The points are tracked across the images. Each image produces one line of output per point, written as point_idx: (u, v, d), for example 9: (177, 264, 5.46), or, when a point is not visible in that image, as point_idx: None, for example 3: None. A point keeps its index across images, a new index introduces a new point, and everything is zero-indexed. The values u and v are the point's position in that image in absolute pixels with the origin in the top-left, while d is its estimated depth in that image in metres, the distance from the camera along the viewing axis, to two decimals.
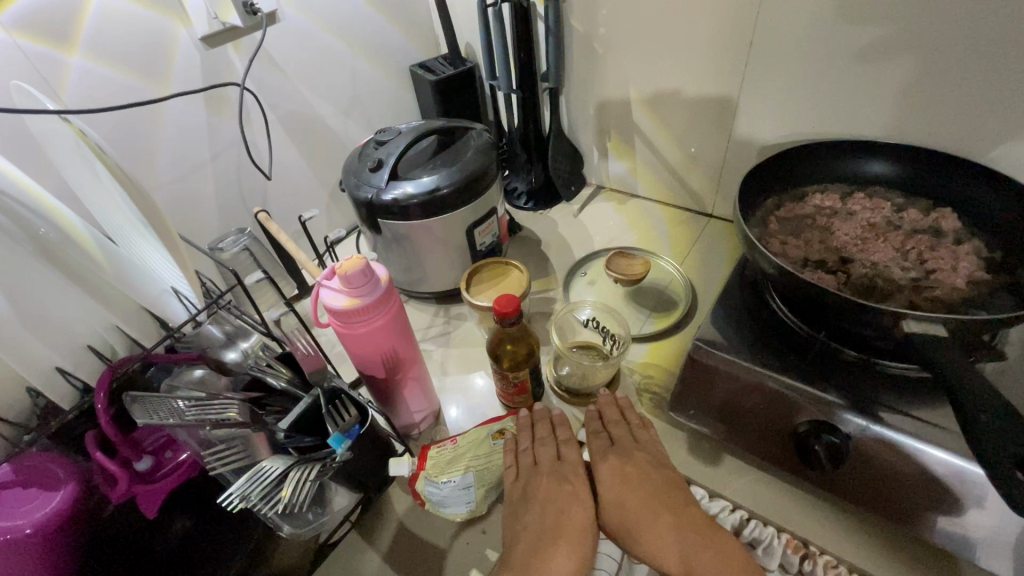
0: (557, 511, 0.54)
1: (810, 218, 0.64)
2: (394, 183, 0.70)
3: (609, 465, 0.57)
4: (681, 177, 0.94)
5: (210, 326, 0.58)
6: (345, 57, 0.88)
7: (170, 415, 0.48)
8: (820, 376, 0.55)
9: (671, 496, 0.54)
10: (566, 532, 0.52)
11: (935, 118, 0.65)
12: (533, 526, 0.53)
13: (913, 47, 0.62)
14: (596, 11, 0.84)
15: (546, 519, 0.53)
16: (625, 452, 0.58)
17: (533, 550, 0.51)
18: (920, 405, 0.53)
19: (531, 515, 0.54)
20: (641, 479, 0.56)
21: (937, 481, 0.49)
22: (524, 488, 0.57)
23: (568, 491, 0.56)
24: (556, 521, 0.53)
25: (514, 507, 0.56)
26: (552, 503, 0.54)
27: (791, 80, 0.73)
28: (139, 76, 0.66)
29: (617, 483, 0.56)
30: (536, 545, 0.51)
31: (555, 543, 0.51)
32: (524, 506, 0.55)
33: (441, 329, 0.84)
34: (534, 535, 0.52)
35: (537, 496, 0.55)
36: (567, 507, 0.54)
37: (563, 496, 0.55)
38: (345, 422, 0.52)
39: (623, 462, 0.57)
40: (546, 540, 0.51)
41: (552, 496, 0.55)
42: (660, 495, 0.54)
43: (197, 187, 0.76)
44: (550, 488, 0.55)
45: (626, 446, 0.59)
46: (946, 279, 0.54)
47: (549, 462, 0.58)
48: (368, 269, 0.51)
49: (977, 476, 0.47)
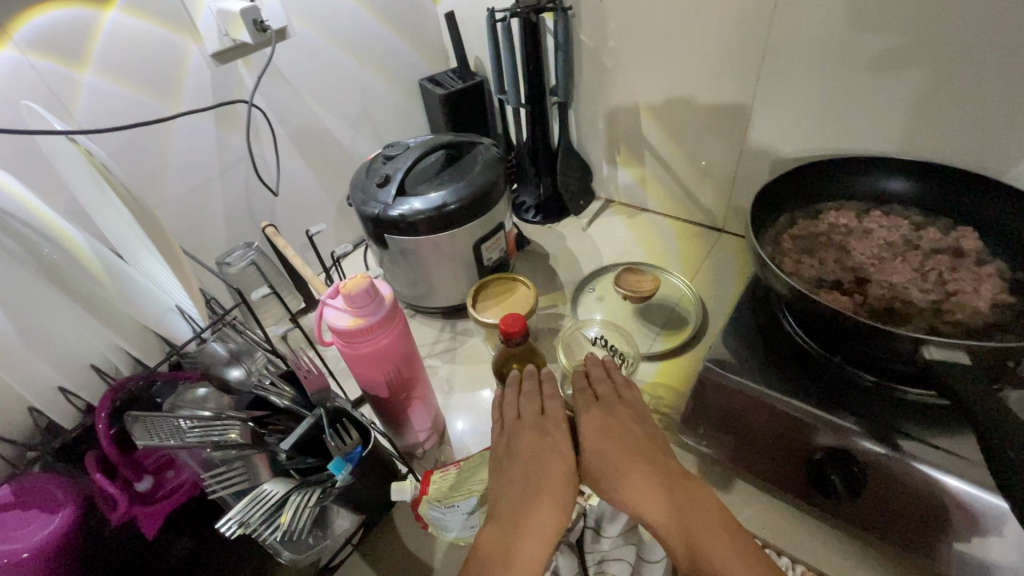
0: (540, 464, 0.52)
1: (824, 236, 0.63)
2: (401, 199, 0.70)
3: (592, 416, 0.57)
4: (691, 191, 0.93)
5: (215, 344, 0.57)
6: (354, 70, 0.88)
7: (171, 436, 0.47)
8: (836, 401, 0.53)
9: (649, 447, 0.54)
10: (548, 485, 0.51)
11: (954, 133, 0.64)
12: (516, 480, 0.51)
13: (931, 61, 0.61)
14: (606, 25, 0.83)
15: (530, 471, 0.52)
16: (608, 407, 0.58)
17: (515, 502, 0.49)
18: (942, 434, 0.50)
19: (514, 469, 0.52)
20: (623, 431, 0.55)
21: (946, 518, 0.48)
22: (507, 444, 0.55)
23: (549, 444, 0.54)
24: (537, 472, 0.52)
25: (496, 460, 0.55)
26: (535, 456, 0.53)
27: (805, 94, 0.72)
28: (151, 94, 0.66)
29: (598, 432, 0.55)
30: (517, 497, 0.50)
31: (537, 498, 0.50)
32: (507, 461, 0.54)
33: (447, 345, 0.83)
34: (516, 490, 0.50)
35: (521, 450, 0.54)
36: (548, 458, 0.53)
37: (546, 448, 0.54)
38: (347, 445, 0.51)
39: (607, 414, 0.57)
40: (529, 495, 0.50)
41: (536, 449, 0.54)
42: (642, 445, 0.53)
43: (205, 203, 0.76)
44: (531, 441, 0.54)
45: (610, 400, 0.59)
46: (968, 302, 0.53)
47: (533, 415, 0.57)
48: (372, 289, 0.51)
49: (999, 509, 0.45)
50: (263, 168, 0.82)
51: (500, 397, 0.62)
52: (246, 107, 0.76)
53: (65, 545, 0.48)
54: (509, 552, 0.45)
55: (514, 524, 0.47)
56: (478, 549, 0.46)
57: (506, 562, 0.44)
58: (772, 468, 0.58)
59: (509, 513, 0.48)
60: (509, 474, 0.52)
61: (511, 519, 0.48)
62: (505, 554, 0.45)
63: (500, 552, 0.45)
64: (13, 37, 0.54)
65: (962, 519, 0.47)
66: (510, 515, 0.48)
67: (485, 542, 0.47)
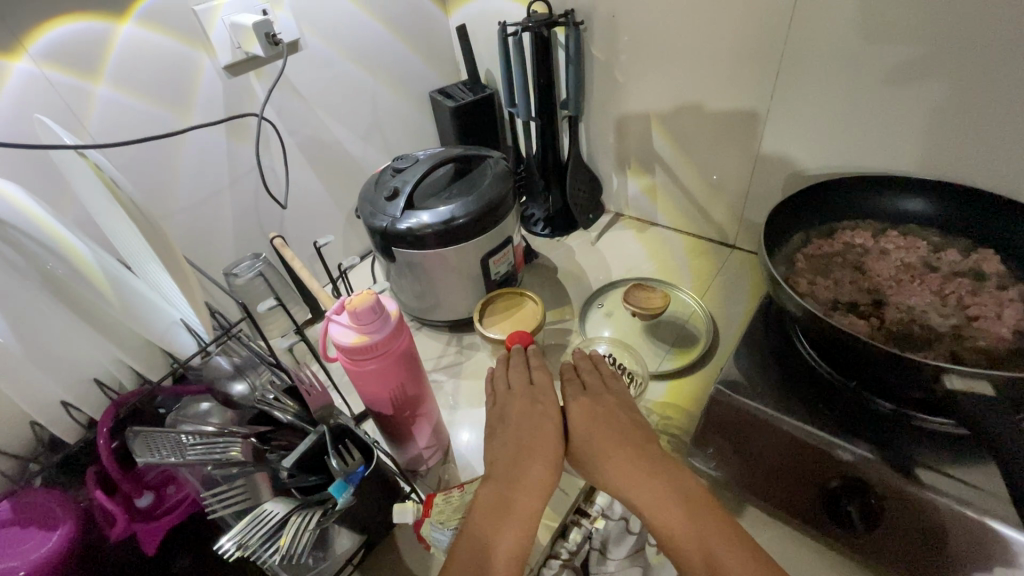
0: (530, 428, 0.54)
1: (840, 255, 0.61)
2: (410, 213, 0.70)
3: (579, 403, 0.56)
4: (703, 207, 0.92)
5: (219, 358, 0.58)
6: (365, 82, 0.88)
7: (172, 452, 0.46)
8: (849, 428, 0.52)
9: (635, 435, 0.53)
10: (540, 448, 0.53)
11: (975, 153, 0.62)
12: (509, 444, 0.54)
13: (949, 76, 0.60)
14: (617, 38, 0.83)
15: (522, 435, 0.54)
16: (597, 395, 0.58)
17: (511, 460, 0.52)
18: (963, 465, 0.48)
19: (507, 433, 0.55)
20: (610, 418, 0.55)
21: (948, 556, 0.47)
22: (500, 412, 0.58)
23: (539, 409, 0.56)
24: (528, 441, 0.53)
25: (491, 428, 0.57)
26: (526, 422, 0.55)
27: (820, 110, 0.70)
28: (163, 106, 0.67)
29: (584, 421, 0.55)
30: (511, 457, 0.52)
31: (530, 457, 0.52)
32: (500, 427, 0.56)
33: (453, 358, 0.83)
34: (510, 452, 0.53)
35: (512, 417, 0.56)
36: (538, 422, 0.55)
37: (536, 414, 0.56)
38: (350, 465, 0.51)
39: (594, 402, 0.57)
40: (523, 454, 0.52)
41: (526, 417, 0.56)
42: (628, 433, 0.53)
43: (215, 213, 0.77)
44: (522, 409, 0.56)
45: (597, 389, 0.59)
46: (991, 327, 0.51)
47: (521, 386, 0.59)
48: (377, 305, 0.50)
49: None
50: (272, 179, 0.82)
51: (490, 372, 0.63)
52: (256, 119, 0.76)
53: (62, 563, 0.47)
54: (506, 504, 0.48)
55: (509, 481, 0.50)
56: (477, 505, 0.49)
57: (503, 511, 0.48)
58: (787, 493, 0.57)
59: (505, 472, 0.51)
60: (502, 440, 0.55)
61: (505, 477, 0.50)
62: (502, 506, 0.48)
63: (497, 507, 0.48)
64: (28, 49, 0.55)
65: (978, 554, 0.46)
66: (505, 472, 0.51)
67: (482, 499, 0.49)
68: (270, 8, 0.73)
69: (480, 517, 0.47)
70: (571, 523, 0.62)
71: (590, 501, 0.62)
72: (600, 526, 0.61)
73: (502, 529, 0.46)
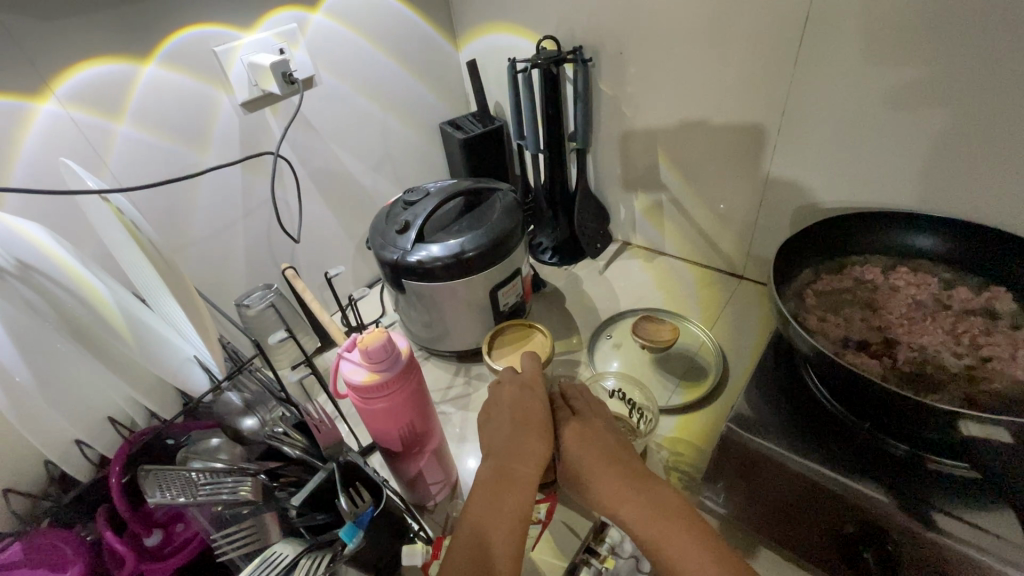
0: (522, 409, 0.54)
1: (850, 292, 0.61)
2: (420, 245, 0.71)
3: (570, 427, 0.55)
4: (711, 238, 0.92)
5: (230, 394, 0.58)
6: (377, 116, 0.90)
7: (182, 491, 0.46)
8: (860, 468, 0.51)
9: (620, 454, 0.52)
10: (532, 424, 0.53)
11: (982, 191, 0.62)
12: (505, 425, 0.53)
13: (952, 115, 0.60)
14: (624, 75, 0.85)
15: (515, 416, 0.54)
16: (586, 419, 0.56)
17: (507, 439, 0.51)
18: (981, 511, 0.47)
19: (503, 416, 0.54)
20: (603, 442, 0.53)
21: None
22: (493, 402, 0.57)
23: (529, 393, 0.56)
24: (522, 418, 0.54)
25: (483, 417, 0.56)
26: (518, 403, 0.55)
27: (827, 146, 0.71)
28: (182, 142, 0.69)
29: (576, 446, 0.53)
30: (504, 438, 0.52)
31: (525, 432, 0.52)
32: (494, 414, 0.55)
33: (461, 390, 0.83)
34: (501, 433, 0.53)
35: (506, 402, 0.56)
36: (529, 408, 0.55)
37: (526, 397, 0.56)
38: (360, 507, 0.50)
39: (585, 426, 0.55)
40: (518, 431, 0.52)
41: (519, 402, 0.55)
42: (615, 451, 0.52)
43: (228, 245, 0.78)
44: (512, 392, 0.56)
45: (586, 414, 0.57)
46: (1005, 369, 0.50)
47: (509, 373, 0.59)
48: (389, 344, 0.50)
49: None
50: (285, 212, 0.83)
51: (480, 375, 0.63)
52: (272, 156, 0.78)
53: None
54: (507, 476, 0.48)
55: (506, 460, 0.49)
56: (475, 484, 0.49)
57: (505, 483, 0.48)
58: (802, 534, 0.56)
59: (499, 450, 0.51)
60: (494, 424, 0.54)
61: (504, 453, 0.50)
62: (504, 478, 0.48)
63: (497, 480, 0.48)
64: (55, 92, 0.57)
65: None
66: (503, 450, 0.51)
67: (483, 475, 0.49)
68: (287, 47, 0.75)
69: (481, 493, 0.47)
70: (580, 562, 0.60)
71: (600, 540, 0.61)
72: (611, 565, 0.59)
73: (504, 496, 0.47)
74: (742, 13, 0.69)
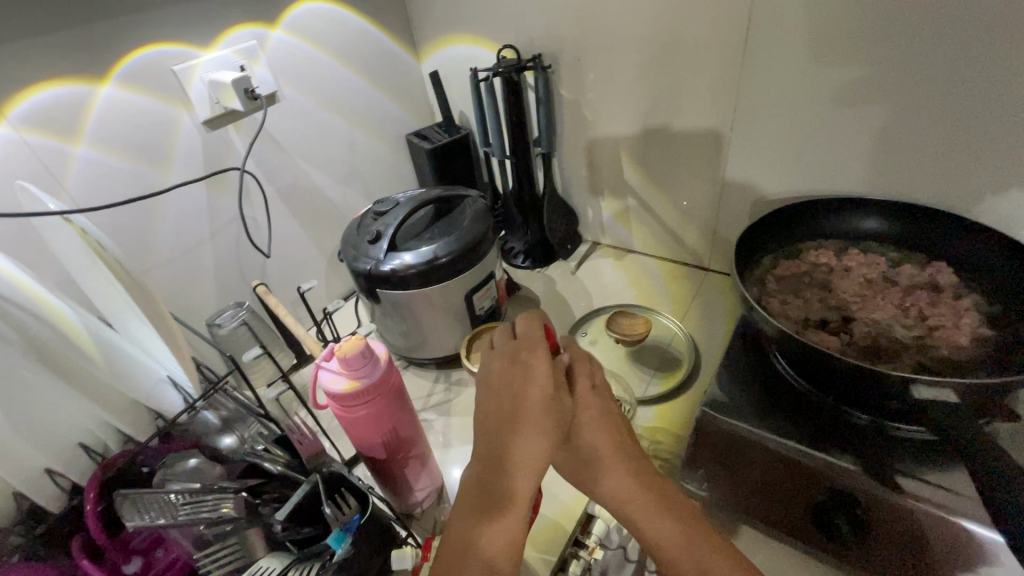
0: (516, 393, 0.50)
1: (807, 275, 0.64)
2: (393, 254, 0.71)
3: (584, 411, 0.52)
4: (676, 234, 0.96)
5: (206, 412, 0.58)
6: (342, 129, 0.91)
7: (162, 513, 0.46)
8: (827, 439, 0.54)
9: (628, 444, 0.52)
10: (528, 412, 0.49)
11: (918, 176, 0.67)
12: (491, 412, 0.50)
13: (888, 106, 0.65)
14: (583, 80, 0.88)
15: (504, 402, 0.50)
16: (601, 396, 0.54)
17: (497, 437, 0.48)
18: (938, 470, 0.51)
19: (491, 401, 0.50)
20: (613, 427, 0.52)
21: (926, 558, 0.49)
22: (485, 379, 0.53)
23: (522, 369, 0.52)
24: (516, 405, 0.49)
25: (476, 394, 0.53)
26: (510, 386, 0.51)
27: (778, 139, 0.75)
28: (144, 164, 0.68)
29: (587, 432, 0.51)
30: (496, 431, 0.48)
31: (517, 422, 0.48)
32: (483, 396, 0.51)
33: (443, 396, 0.83)
34: (493, 420, 0.49)
35: (496, 381, 0.51)
36: (529, 390, 0.50)
37: (520, 377, 0.51)
38: (346, 514, 0.51)
39: (598, 406, 0.53)
40: (510, 424, 0.48)
41: (512, 383, 0.51)
42: (624, 439, 0.52)
43: (197, 265, 0.77)
44: (504, 372, 0.52)
45: (602, 390, 0.55)
46: (950, 336, 0.55)
47: (506, 346, 0.55)
48: (367, 350, 0.51)
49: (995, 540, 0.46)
50: (253, 229, 0.83)
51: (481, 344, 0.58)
52: (238, 173, 0.78)
53: None
54: (496, 489, 0.45)
55: (498, 463, 0.46)
56: (461, 494, 0.46)
57: (498, 501, 0.44)
58: (775, 507, 0.58)
59: (489, 449, 0.47)
60: (485, 404, 0.51)
61: (496, 455, 0.47)
62: (498, 490, 0.45)
63: (486, 496, 0.45)
64: (8, 116, 0.56)
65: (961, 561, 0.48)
66: (494, 450, 0.47)
67: (469, 486, 0.46)
68: (248, 64, 0.75)
69: (465, 509, 0.44)
70: (569, 557, 0.61)
71: (586, 532, 0.62)
72: (599, 555, 0.60)
73: (496, 516, 0.44)
74: (690, 16, 0.72)
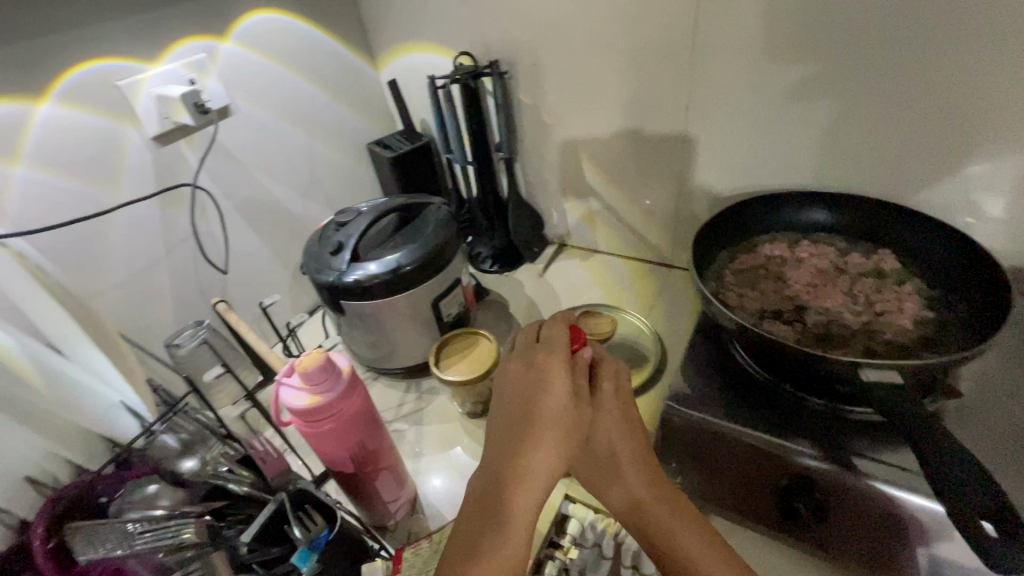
0: (530, 399, 0.50)
1: (763, 267, 0.66)
2: (355, 265, 0.70)
3: (608, 417, 0.54)
4: (639, 233, 0.97)
5: (165, 435, 0.55)
6: (301, 140, 0.89)
7: (118, 544, 0.45)
8: (786, 426, 0.56)
9: (642, 454, 0.54)
10: (540, 422, 0.49)
11: (862, 168, 0.70)
12: (503, 420, 0.50)
13: (832, 102, 0.67)
14: (541, 84, 0.89)
15: (516, 409, 0.50)
16: (624, 401, 0.55)
17: (507, 446, 0.48)
18: (888, 449, 0.53)
19: (506, 408, 0.51)
20: (631, 434, 0.54)
21: (879, 534, 0.51)
22: (500, 383, 0.53)
23: (535, 375, 0.51)
24: (529, 414, 0.49)
25: (492, 396, 0.54)
26: (524, 393, 0.51)
27: (730, 138, 0.77)
28: (90, 182, 0.66)
29: (611, 439, 0.54)
30: (509, 439, 0.49)
31: (529, 431, 0.48)
32: (498, 402, 0.52)
33: (414, 405, 0.82)
34: (508, 426, 0.50)
35: (508, 385, 0.52)
36: (546, 396, 0.50)
37: (533, 383, 0.51)
38: (313, 531, 0.50)
39: (622, 411, 0.55)
40: (523, 434, 0.48)
41: (524, 389, 0.51)
42: (639, 448, 0.54)
43: (151, 284, 0.74)
44: (517, 377, 0.52)
45: (625, 396, 0.56)
46: (896, 320, 0.57)
47: (524, 350, 0.54)
48: (328, 364, 0.50)
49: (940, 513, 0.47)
50: (210, 245, 0.81)
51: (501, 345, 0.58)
52: (191, 188, 0.76)
53: None
54: (501, 502, 0.46)
55: (506, 474, 0.47)
56: (467, 505, 0.47)
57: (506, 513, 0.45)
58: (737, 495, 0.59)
59: (499, 459, 0.48)
60: (502, 409, 0.51)
61: (505, 466, 0.47)
62: (505, 502, 0.46)
63: (490, 508, 0.46)
64: None
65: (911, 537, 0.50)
66: (503, 459, 0.48)
67: (475, 498, 0.47)
68: (198, 77, 0.73)
69: (471, 520, 0.46)
70: (545, 558, 0.61)
71: (561, 534, 0.63)
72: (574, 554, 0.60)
73: (502, 529, 0.44)
74: (640, 21, 0.74)
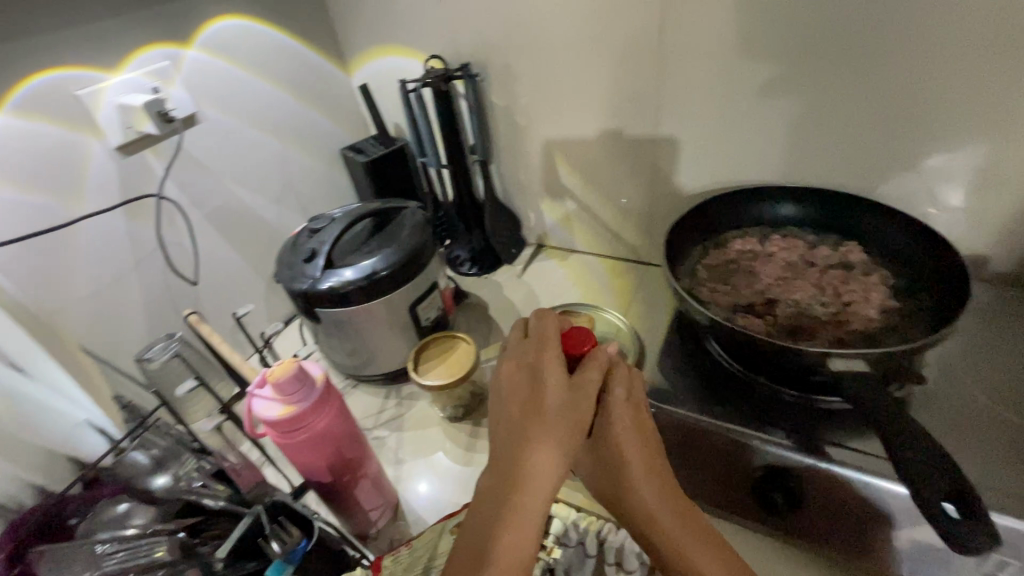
0: (528, 398, 0.51)
1: (735, 262, 0.67)
2: (330, 272, 0.70)
3: (619, 419, 0.51)
4: (616, 231, 0.98)
5: (136, 453, 0.53)
6: (272, 147, 0.88)
7: (89, 565, 0.44)
8: (759, 418, 0.57)
9: (658, 462, 0.50)
10: (542, 422, 0.49)
11: (828, 163, 0.71)
12: (503, 421, 0.51)
13: (796, 99, 0.69)
14: (514, 86, 0.89)
15: (515, 409, 0.50)
16: (634, 404, 0.53)
17: (509, 448, 0.49)
18: (855, 436, 0.55)
19: (504, 407, 0.51)
20: (643, 439, 0.51)
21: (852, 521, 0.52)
22: (497, 384, 0.54)
23: (529, 372, 0.53)
24: (529, 414, 0.50)
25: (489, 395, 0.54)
26: (522, 392, 0.52)
27: (700, 136, 0.78)
28: (50, 195, 0.64)
29: (623, 446, 0.50)
30: (512, 439, 0.49)
31: (528, 430, 0.49)
32: (497, 401, 0.53)
33: (394, 412, 0.82)
34: (509, 426, 0.50)
35: (503, 382, 0.53)
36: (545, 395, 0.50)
37: (528, 381, 0.52)
38: (289, 543, 0.49)
39: (632, 413, 0.52)
40: (523, 435, 0.49)
41: (521, 388, 0.52)
42: (653, 454, 0.51)
43: (119, 298, 0.72)
44: (512, 375, 0.53)
45: (637, 398, 0.53)
46: (862, 310, 0.59)
47: (519, 351, 0.55)
48: (300, 373, 0.50)
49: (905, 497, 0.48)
50: (180, 256, 0.79)
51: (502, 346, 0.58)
52: (157, 199, 0.74)
53: None
54: (505, 503, 0.46)
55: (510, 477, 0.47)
56: (474, 507, 0.47)
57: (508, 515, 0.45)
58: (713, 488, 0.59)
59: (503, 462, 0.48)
60: (503, 411, 0.51)
61: (506, 468, 0.48)
62: (506, 502, 0.46)
63: (495, 510, 0.46)
64: None
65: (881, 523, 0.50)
66: (505, 459, 0.48)
67: (480, 501, 0.47)
68: (161, 85, 0.72)
69: (474, 520, 0.46)
70: None
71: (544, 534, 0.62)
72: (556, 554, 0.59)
73: (504, 531, 0.45)
74: (608, 22, 0.75)
